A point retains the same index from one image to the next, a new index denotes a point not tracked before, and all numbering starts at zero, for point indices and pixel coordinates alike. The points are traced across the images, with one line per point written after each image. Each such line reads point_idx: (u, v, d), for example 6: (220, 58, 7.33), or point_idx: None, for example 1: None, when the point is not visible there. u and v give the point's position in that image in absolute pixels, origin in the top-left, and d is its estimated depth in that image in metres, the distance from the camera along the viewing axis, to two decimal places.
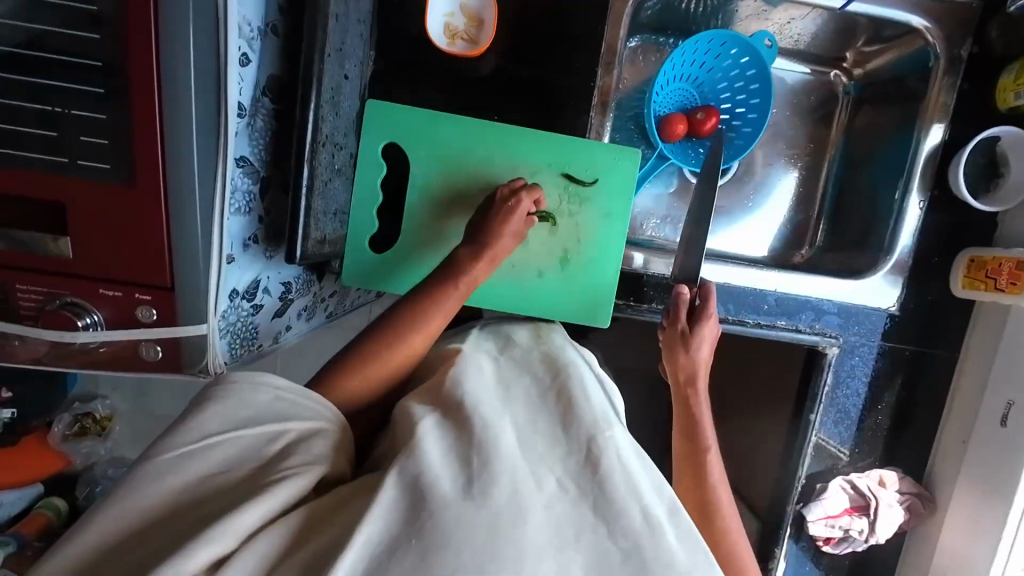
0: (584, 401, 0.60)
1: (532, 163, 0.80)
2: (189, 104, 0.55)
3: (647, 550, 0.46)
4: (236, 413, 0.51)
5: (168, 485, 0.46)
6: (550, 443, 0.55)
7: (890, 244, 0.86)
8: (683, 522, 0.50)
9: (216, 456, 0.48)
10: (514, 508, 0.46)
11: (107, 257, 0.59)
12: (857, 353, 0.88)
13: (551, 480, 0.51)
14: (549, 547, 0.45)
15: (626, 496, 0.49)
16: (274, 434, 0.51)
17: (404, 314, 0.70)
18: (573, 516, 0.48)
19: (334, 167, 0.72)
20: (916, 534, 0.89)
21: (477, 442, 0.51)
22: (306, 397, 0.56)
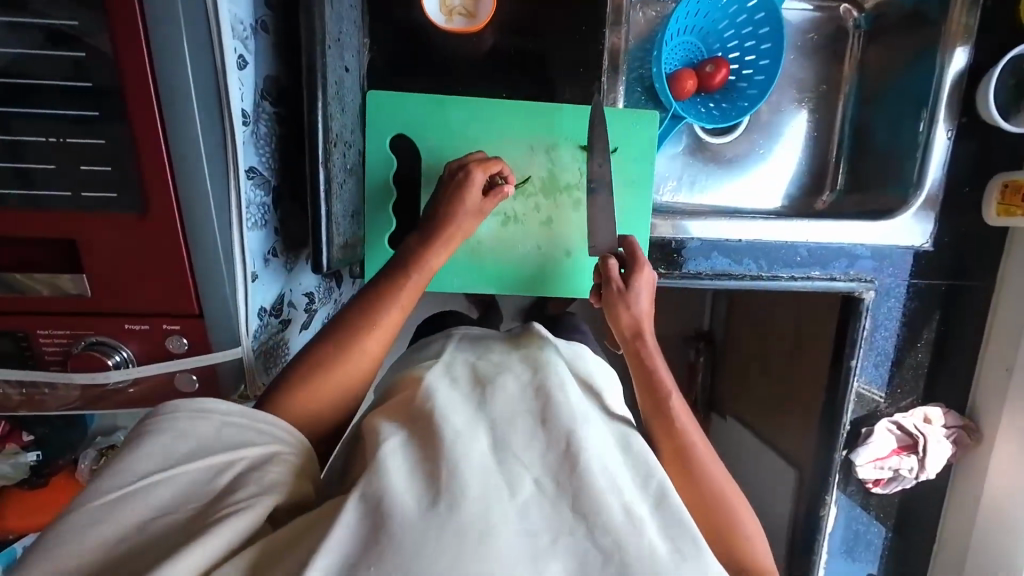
0: (563, 392, 0.58)
1: (549, 139, 0.78)
2: (194, 117, 0.51)
3: (627, 549, 0.45)
4: (172, 449, 0.47)
5: (96, 533, 0.41)
6: (528, 440, 0.53)
7: (920, 178, 0.84)
8: (670, 511, 0.50)
9: (154, 497, 0.44)
10: (482, 520, 0.44)
11: (128, 291, 0.56)
12: (893, 294, 0.87)
13: (526, 482, 0.49)
14: (522, 556, 0.43)
15: (608, 492, 0.48)
16: (222, 465, 0.48)
17: (346, 322, 0.62)
18: (552, 517, 0.47)
19: (346, 167, 0.69)
20: (963, 465, 0.90)
21: (445, 452, 0.49)
22: (252, 422, 0.53)
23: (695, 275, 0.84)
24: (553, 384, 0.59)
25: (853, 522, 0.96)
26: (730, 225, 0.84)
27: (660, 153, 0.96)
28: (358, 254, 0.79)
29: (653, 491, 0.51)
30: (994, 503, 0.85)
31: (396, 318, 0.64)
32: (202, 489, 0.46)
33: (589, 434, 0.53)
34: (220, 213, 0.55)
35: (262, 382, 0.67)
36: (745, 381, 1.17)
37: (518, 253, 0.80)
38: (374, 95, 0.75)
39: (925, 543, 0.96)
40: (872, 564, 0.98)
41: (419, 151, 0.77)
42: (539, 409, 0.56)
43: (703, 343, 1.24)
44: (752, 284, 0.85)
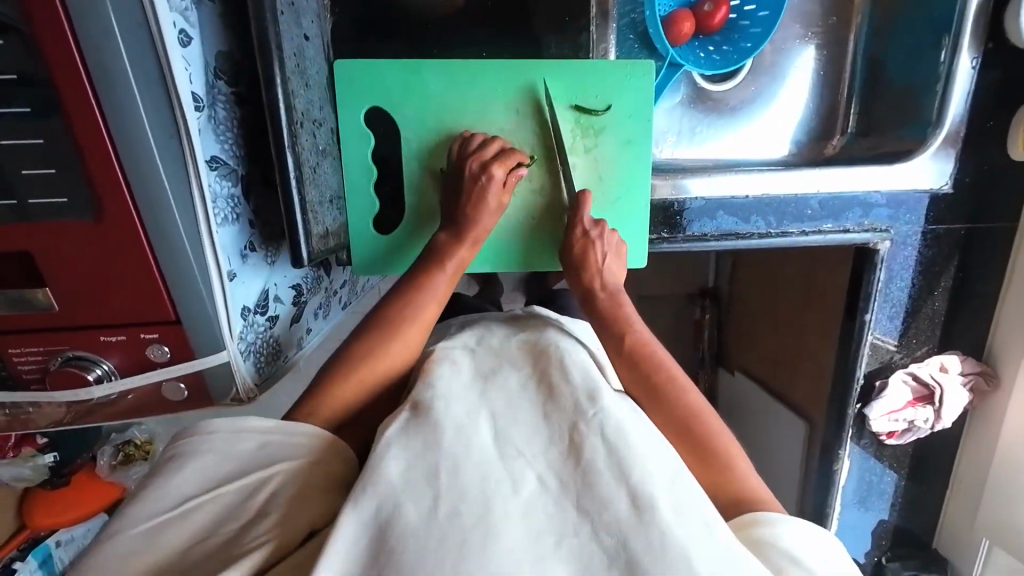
0: (567, 378, 0.57)
1: (538, 100, 0.71)
2: (135, 109, 0.46)
3: (633, 545, 0.44)
4: (211, 471, 0.49)
5: (142, 560, 0.43)
6: (530, 433, 0.53)
7: (940, 113, 0.78)
8: (682, 492, 0.48)
9: (189, 527, 0.45)
10: (484, 522, 0.43)
11: (99, 301, 0.52)
12: (910, 243, 0.83)
13: (530, 477, 0.48)
14: (526, 559, 0.42)
15: (614, 482, 0.47)
16: (256, 484, 0.48)
17: (383, 316, 0.65)
18: (556, 515, 0.46)
19: (318, 148, 0.64)
20: (979, 411, 0.88)
21: (445, 450, 0.48)
22: (289, 436, 0.52)
23: (700, 238, 0.80)
24: (556, 371, 0.59)
25: (866, 472, 0.96)
26: (735, 181, 0.78)
27: (657, 106, 0.89)
28: (342, 240, 0.75)
29: (664, 473, 0.49)
30: (1010, 447, 0.84)
31: (436, 309, 0.67)
32: (240, 512, 0.46)
33: (595, 419, 0.52)
34: (184, 211, 0.51)
35: (257, 383, 0.64)
36: (754, 337, 1.15)
37: (513, 228, 0.75)
38: (343, 65, 0.68)
39: (938, 487, 0.97)
40: (885, 510, 0.99)
41: (397, 124, 0.71)
42: (542, 399, 0.56)
43: (709, 300, 1.24)
44: (760, 242, 0.80)
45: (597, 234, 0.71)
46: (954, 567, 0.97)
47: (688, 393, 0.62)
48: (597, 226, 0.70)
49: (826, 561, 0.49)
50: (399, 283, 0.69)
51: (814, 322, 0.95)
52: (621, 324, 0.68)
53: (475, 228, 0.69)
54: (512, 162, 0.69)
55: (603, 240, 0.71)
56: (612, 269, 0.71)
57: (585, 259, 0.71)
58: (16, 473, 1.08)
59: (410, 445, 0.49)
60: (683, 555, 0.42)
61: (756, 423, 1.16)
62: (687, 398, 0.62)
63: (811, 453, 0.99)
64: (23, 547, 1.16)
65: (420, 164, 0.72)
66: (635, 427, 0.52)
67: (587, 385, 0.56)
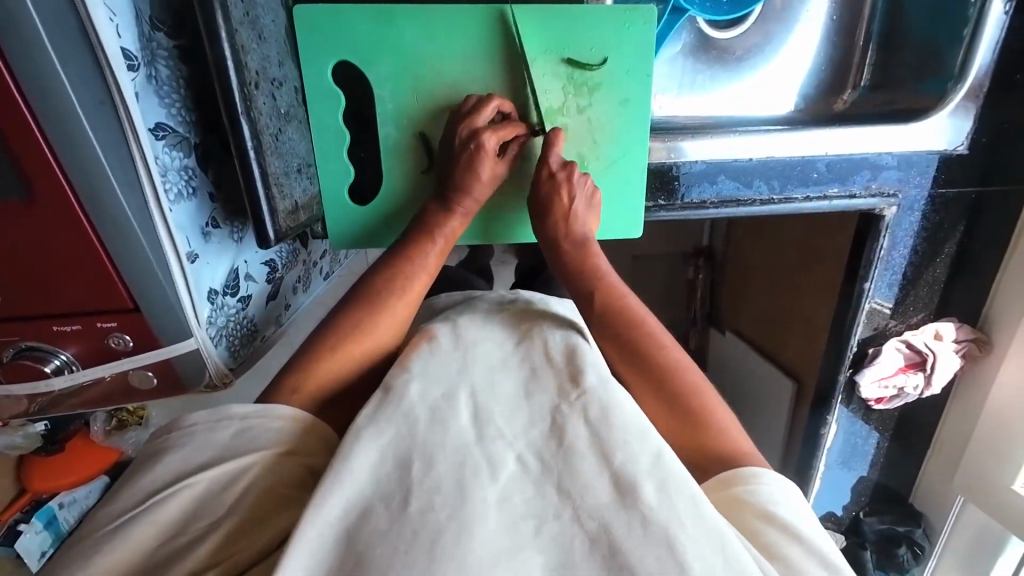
0: (551, 358, 0.58)
1: (525, 53, 0.64)
2: (53, 65, 0.39)
3: (616, 528, 0.42)
4: (191, 459, 0.47)
5: (109, 559, 0.41)
6: (511, 415, 0.52)
7: (963, 67, 0.72)
8: (668, 471, 0.46)
9: (161, 520, 0.43)
10: (458, 515, 0.41)
11: (45, 287, 0.48)
12: (917, 208, 0.79)
13: (508, 460, 0.47)
14: (502, 550, 0.40)
15: (597, 463, 0.46)
16: (233, 475, 0.46)
17: (370, 288, 0.62)
18: (534, 500, 0.44)
19: (280, 110, 0.57)
20: (968, 377, 0.89)
21: (419, 441, 0.47)
22: (269, 420, 0.50)
23: (699, 205, 0.75)
24: (541, 355, 0.59)
25: (851, 435, 0.98)
26: (740, 141, 0.72)
27: (657, 59, 0.81)
28: (315, 212, 0.69)
29: (648, 452, 0.47)
30: (996, 412, 0.85)
31: (426, 280, 0.65)
32: (215, 504, 0.44)
33: (579, 401, 0.52)
34: (128, 189, 0.45)
35: (231, 367, 0.61)
36: (747, 301, 1.13)
37: (501, 196, 0.71)
38: (302, 13, 0.60)
39: (920, 448, 0.99)
40: (867, 468, 1.02)
41: (369, 81, 0.64)
42: (525, 382, 0.56)
43: (703, 260, 1.18)
44: (762, 209, 0.76)
45: (566, 177, 0.65)
46: (928, 521, 1.01)
47: (666, 349, 0.60)
48: (566, 168, 0.65)
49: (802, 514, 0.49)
50: (388, 252, 0.65)
51: (810, 287, 0.93)
52: (589, 280, 0.66)
53: (466, 197, 0.64)
54: (507, 133, 0.64)
55: (573, 185, 0.65)
56: (583, 219, 0.67)
57: (552, 204, 0.65)
58: (8, 443, 1.08)
59: (380, 438, 0.47)
60: (667, 535, 0.41)
61: (744, 384, 1.17)
62: (663, 350, 0.60)
63: (801, 415, 1.01)
64: (26, 510, 1.17)
65: (398, 126, 0.66)
66: (625, 404, 0.52)
67: (569, 359, 0.57)
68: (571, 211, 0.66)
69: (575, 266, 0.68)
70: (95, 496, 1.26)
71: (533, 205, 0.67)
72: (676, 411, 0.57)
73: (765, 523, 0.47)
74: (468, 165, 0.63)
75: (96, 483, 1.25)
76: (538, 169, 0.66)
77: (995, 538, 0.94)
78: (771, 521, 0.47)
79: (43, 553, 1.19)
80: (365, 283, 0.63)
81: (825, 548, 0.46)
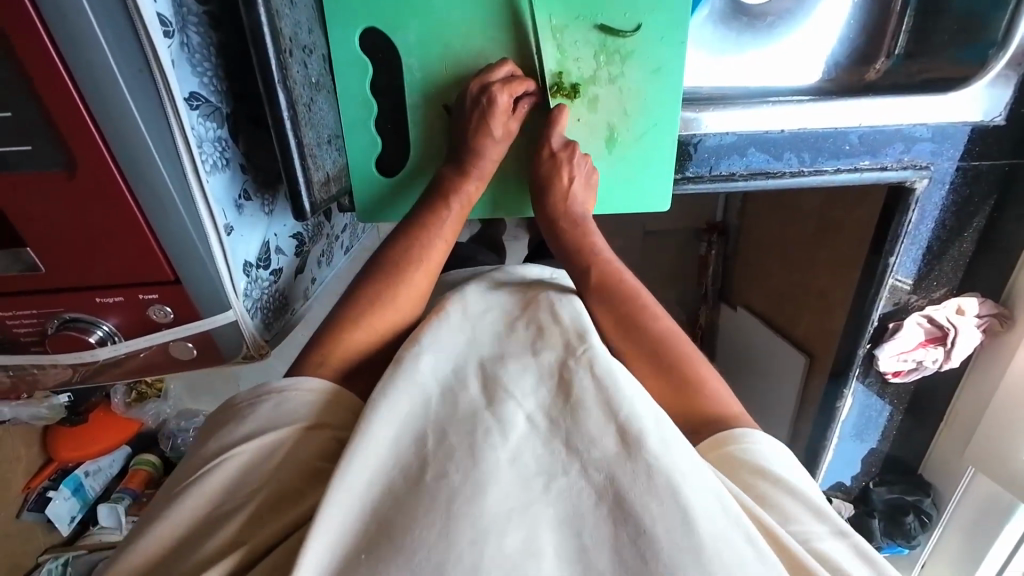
0: (558, 320, 0.58)
1: (555, 16, 0.62)
2: (94, 33, 0.39)
3: (622, 479, 0.44)
4: (230, 433, 0.48)
5: (166, 527, 0.44)
6: (519, 375, 0.52)
7: (1008, 31, 0.69)
8: (670, 428, 0.47)
9: (204, 493, 0.45)
10: (472, 478, 0.43)
11: (86, 261, 0.49)
12: (947, 181, 0.78)
13: (518, 421, 0.48)
14: (514, 505, 0.42)
15: (603, 421, 0.47)
16: (269, 450, 0.47)
17: (385, 266, 0.63)
18: (546, 457, 0.46)
19: (310, 79, 0.56)
20: (988, 349, 0.89)
21: (435, 410, 0.48)
22: (301, 395, 0.51)
23: (727, 177, 0.74)
24: (546, 317, 0.59)
25: (866, 408, 0.99)
26: (772, 113, 0.71)
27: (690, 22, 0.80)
28: (344, 183, 0.68)
29: (652, 414, 0.48)
30: (1014, 385, 0.86)
31: (443, 249, 0.65)
32: (253, 476, 0.45)
33: (585, 356, 0.53)
34: (168, 161, 0.45)
35: (267, 339, 0.62)
36: (762, 274, 1.14)
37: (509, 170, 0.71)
38: None
39: (932, 420, 1.00)
40: (879, 441, 1.03)
41: (396, 49, 0.62)
42: (533, 341, 0.56)
43: (717, 236, 1.22)
44: (792, 181, 0.75)
45: (567, 156, 0.66)
46: (936, 492, 1.04)
47: (659, 321, 0.63)
48: (567, 147, 0.66)
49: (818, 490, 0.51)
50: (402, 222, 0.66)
51: (829, 259, 0.93)
52: (585, 261, 0.68)
53: (478, 159, 0.65)
54: (517, 89, 0.62)
55: (573, 163, 0.66)
56: (580, 199, 0.69)
57: (551, 183, 0.67)
58: (34, 414, 1.09)
59: (396, 406, 0.48)
60: (671, 484, 0.43)
61: (754, 356, 1.19)
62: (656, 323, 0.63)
63: (816, 391, 1.01)
64: (54, 478, 1.22)
65: (424, 96, 0.65)
66: (630, 372, 0.52)
67: (576, 323, 0.57)
68: (570, 190, 0.67)
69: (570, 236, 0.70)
70: (120, 465, 1.32)
71: (535, 186, 0.69)
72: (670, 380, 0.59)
73: (759, 478, 0.50)
74: (480, 122, 0.62)
75: (119, 451, 1.32)
76: (539, 146, 0.67)
77: (1001, 511, 0.97)
78: (762, 473, 0.50)
79: (72, 520, 1.23)
80: (387, 260, 0.63)
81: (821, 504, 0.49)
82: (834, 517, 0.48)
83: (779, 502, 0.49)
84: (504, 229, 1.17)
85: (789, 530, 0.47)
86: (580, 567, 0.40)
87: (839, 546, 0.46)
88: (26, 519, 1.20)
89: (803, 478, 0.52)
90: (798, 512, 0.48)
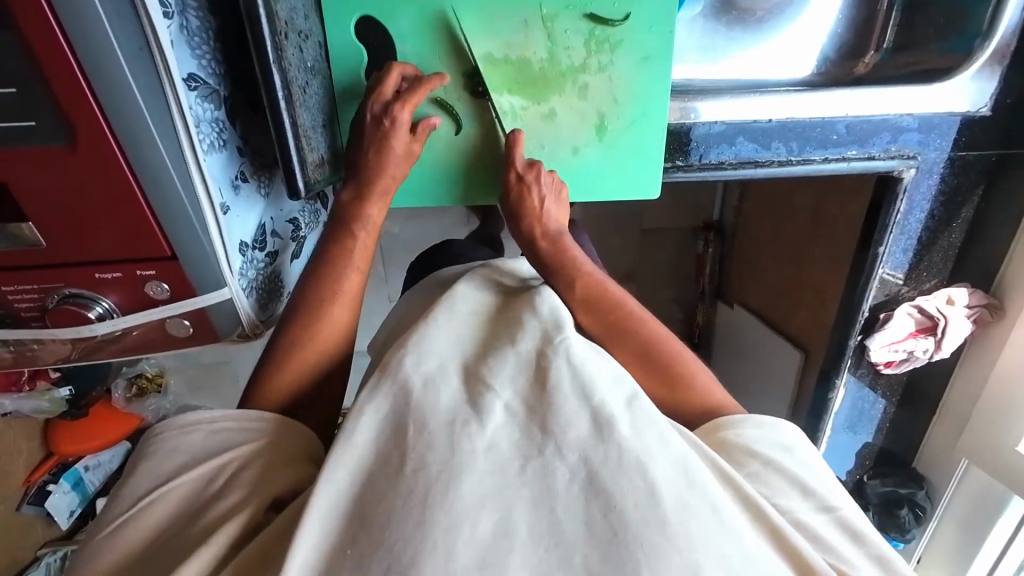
0: (537, 310, 0.57)
1: (546, 6, 0.64)
2: (97, 11, 0.40)
3: (595, 458, 0.44)
4: (168, 463, 0.48)
5: (110, 555, 0.44)
6: (499, 365, 0.51)
7: (992, 22, 0.70)
8: (638, 411, 0.48)
9: (145, 524, 0.46)
10: (448, 469, 0.43)
11: (84, 237, 0.50)
12: (935, 171, 0.79)
13: (496, 411, 0.48)
14: (489, 490, 0.43)
15: (577, 405, 0.47)
16: (209, 478, 0.48)
17: (313, 275, 0.60)
18: (521, 441, 0.46)
19: (306, 63, 0.58)
20: (978, 341, 0.90)
21: (413, 406, 0.47)
22: (241, 421, 0.51)
23: (717, 166, 0.75)
24: (529, 310, 0.57)
25: (860, 400, 0.99)
26: (762, 103, 0.72)
27: (680, 16, 0.82)
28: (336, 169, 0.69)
29: (623, 394, 0.49)
30: (1004, 376, 0.86)
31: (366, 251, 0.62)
32: (202, 498, 0.47)
33: (562, 346, 0.52)
34: (167, 139, 0.47)
35: (262, 319, 0.63)
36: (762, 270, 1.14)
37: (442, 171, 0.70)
38: None
39: (926, 412, 1.00)
40: (873, 434, 1.04)
41: (390, 37, 0.64)
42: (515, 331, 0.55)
43: (713, 234, 1.22)
44: (781, 170, 0.76)
45: (534, 177, 0.66)
46: (930, 484, 1.04)
47: (646, 323, 0.62)
48: (531, 169, 0.66)
49: (816, 474, 0.53)
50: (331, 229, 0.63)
51: (822, 252, 0.94)
52: (568, 271, 0.65)
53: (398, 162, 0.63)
54: (419, 95, 0.61)
55: (540, 184, 0.66)
56: (552, 212, 0.67)
57: (523, 205, 0.66)
58: (36, 407, 1.12)
59: (379, 408, 0.48)
60: (641, 465, 0.44)
61: (749, 353, 1.19)
62: (645, 329, 0.61)
63: (808, 385, 1.02)
64: (54, 472, 1.24)
65: None
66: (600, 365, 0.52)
67: (554, 316, 0.56)
68: (543, 210, 0.67)
69: (552, 255, 0.66)
70: (119, 460, 1.32)
71: (506, 209, 0.67)
72: (667, 382, 0.59)
73: (752, 460, 0.52)
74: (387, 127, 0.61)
75: (118, 447, 1.31)
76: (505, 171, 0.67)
77: (993, 506, 0.97)
78: (755, 455, 0.52)
79: (72, 513, 1.26)
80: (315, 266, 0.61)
81: (818, 488, 0.51)
82: (820, 494, 0.51)
83: (768, 480, 0.51)
84: (501, 226, 1.18)
85: (778, 506, 0.50)
86: (551, 545, 0.41)
87: (819, 520, 0.50)
88: (26, 512, 1.22)
89: (806, 459, 0.54)
90: (787, 490, 0.51)
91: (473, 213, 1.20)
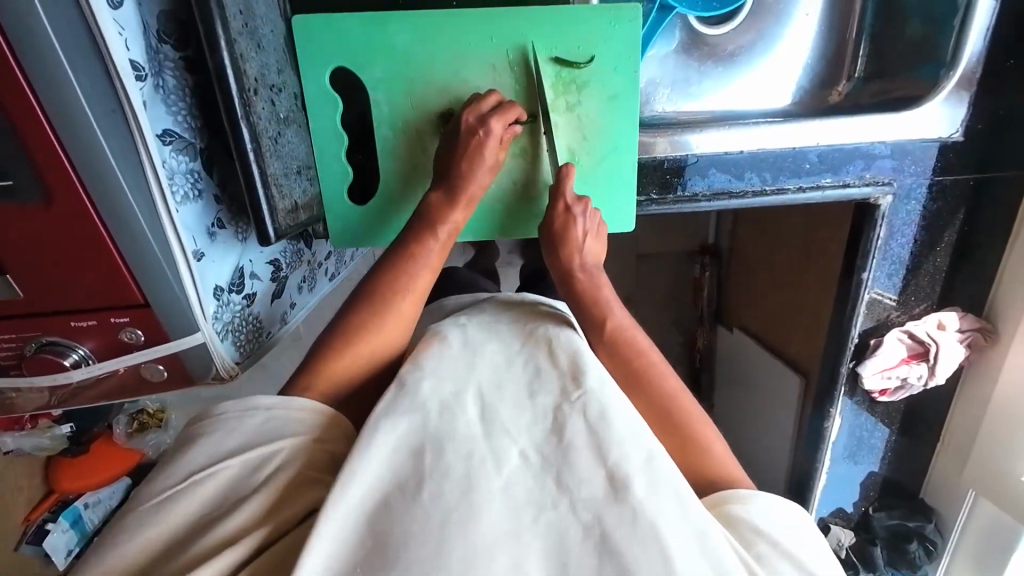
0: (554, 358, 0.58)
1: (513, 51, 0.66)
2: (70, 78, 0.43)
3: (608, 519, 0.43)
4: (221, 444, 0.48)
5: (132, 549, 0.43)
6: (516, 412, 0.52)
7: (955, 53, 0.72)
8: (657, 471, 0.47)
9: (178, 512, 0.44)
10: (466, 501, 0.43)
11: (62, 288, 0.52)
12: (914, 196, 0.79)
13: (513, 455, 0.48)
14: (505, 532, 0.42)
15: (593, 462, 0.47)
16: (258, 462, 0.47)
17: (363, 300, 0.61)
18: (536, 490, 0.46)
19: (279, 114, 0.60)
20: (976, 367, 0.87)
21: (431, 431, 0.48)
22: (293, 410, 0.51)
23: (690, 198, 0.76)
24: (547, 354, 0.59)
25: (857, 428, 0.96)
26: (737, 136, 0.73)
27: (647, 57, 0.82)
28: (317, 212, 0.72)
29: (641, 453, 0.48)
30: (1004, 403, 0.84)
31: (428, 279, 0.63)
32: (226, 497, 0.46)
33: (579, 401, 0.52)
34: (138, 193, 0.48)
35: (238, 361, 0.64)
36: (757, 293, 1.13)
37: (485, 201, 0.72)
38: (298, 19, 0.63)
39: (931, 441, 0.97)
40: (879, 463, 1.00)
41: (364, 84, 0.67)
42: (530, 381, 0.56)
43: (708, 257, 1.23)
44: (754, 200, 0.77)
45: (581, 209, 0.67)
46: (940, 516, 0.99)
47: (666, 376, 0.62)
48: (580, 201, 0.67)
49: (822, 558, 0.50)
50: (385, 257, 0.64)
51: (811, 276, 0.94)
52: (599, 309, 0.66)
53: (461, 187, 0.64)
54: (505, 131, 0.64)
55: (586, 217, 0.67)
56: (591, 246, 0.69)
57: (566, 237, 0.67)
58: (36, 444, 1.15)
59: (396, 427, 0.48)
60: (653, 527, 0.43)
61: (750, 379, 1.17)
62: (664, 381, 0.61)
63: (805, 411, 0.99)
64: (54, 509, 1.21)
65: (393, 128, 0.68)
66: (621, 406, 0.52)
67: (573, 365, 0.56)
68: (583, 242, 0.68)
69: (586, 291, 0.68)
70: (120, 496, 1.28)
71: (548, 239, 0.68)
72: (676, 438, 0.58)
73: (759, 537, 0.49)
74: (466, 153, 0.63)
75: (120, 482, 1.28)
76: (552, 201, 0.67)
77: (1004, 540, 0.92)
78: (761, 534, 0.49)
79: (69, 553, 1.22)
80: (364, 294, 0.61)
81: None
82: None
83: (775, 564, 0.47)
84: (495, 256, 1.19)
85: None
86: None
87: None
88: (25, 551, 1.21)
89: (813, 545, 0.51)
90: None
91: (467, 244, 1.21)
